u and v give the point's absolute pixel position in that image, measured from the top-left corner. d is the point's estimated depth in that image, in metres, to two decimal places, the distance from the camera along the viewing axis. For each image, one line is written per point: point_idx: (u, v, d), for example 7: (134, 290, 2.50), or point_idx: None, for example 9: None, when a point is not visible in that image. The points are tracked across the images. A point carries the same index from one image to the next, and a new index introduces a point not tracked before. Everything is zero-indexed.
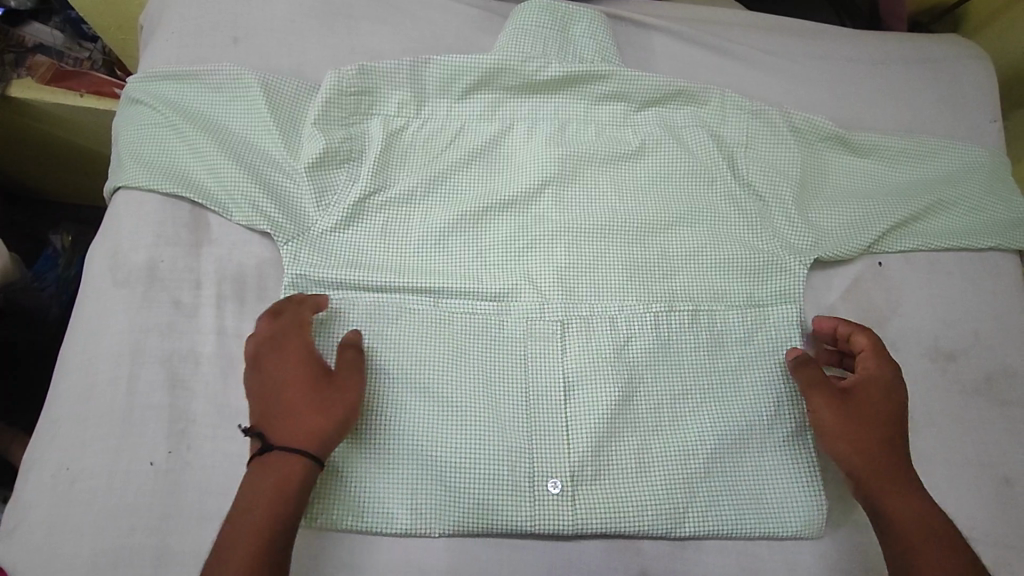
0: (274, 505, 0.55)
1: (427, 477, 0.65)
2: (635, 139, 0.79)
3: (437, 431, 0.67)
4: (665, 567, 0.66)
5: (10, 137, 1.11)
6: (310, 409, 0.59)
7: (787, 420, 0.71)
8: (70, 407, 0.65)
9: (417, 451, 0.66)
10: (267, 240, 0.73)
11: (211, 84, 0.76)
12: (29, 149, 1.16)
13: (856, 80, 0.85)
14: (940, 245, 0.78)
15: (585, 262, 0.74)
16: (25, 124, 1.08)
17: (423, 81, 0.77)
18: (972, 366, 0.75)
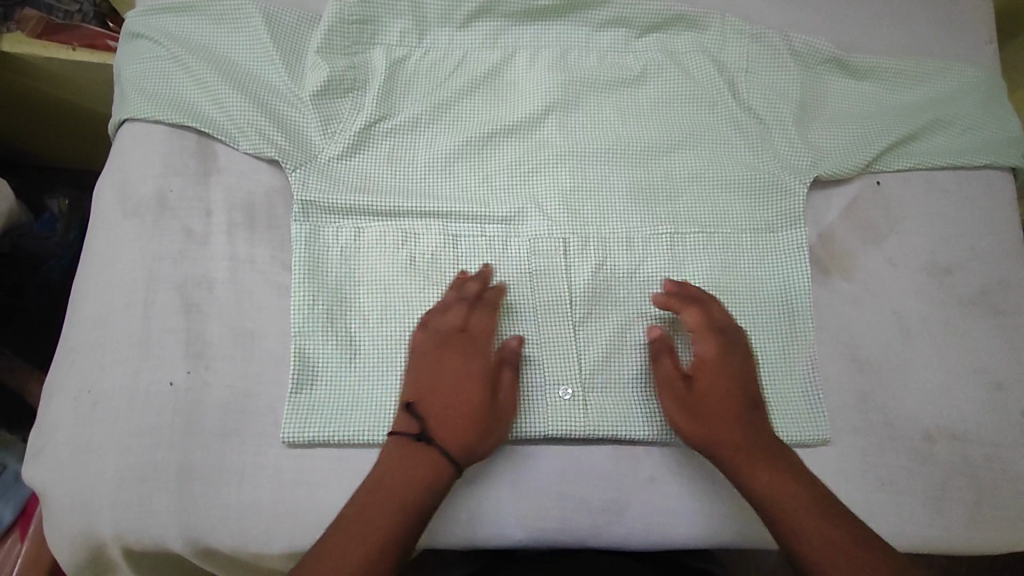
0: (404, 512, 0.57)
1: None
2: (637, 65, 0.80)
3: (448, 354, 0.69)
4: (675, 474, 0.68)
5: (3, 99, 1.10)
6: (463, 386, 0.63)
7: (796, 338, 0.73)
8: (89, 332, 0.66)
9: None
10: (275, 169, 0.73)
11: (212, 15, 0.76)
12: (22, 110, 1.14)
13: (855, 4, 0.86)
14: (936, 163, 0.79)
15: (589, 186, 0.76)
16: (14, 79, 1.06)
17: (425, 9, 0.77)
18: (967, 279, 0.76)
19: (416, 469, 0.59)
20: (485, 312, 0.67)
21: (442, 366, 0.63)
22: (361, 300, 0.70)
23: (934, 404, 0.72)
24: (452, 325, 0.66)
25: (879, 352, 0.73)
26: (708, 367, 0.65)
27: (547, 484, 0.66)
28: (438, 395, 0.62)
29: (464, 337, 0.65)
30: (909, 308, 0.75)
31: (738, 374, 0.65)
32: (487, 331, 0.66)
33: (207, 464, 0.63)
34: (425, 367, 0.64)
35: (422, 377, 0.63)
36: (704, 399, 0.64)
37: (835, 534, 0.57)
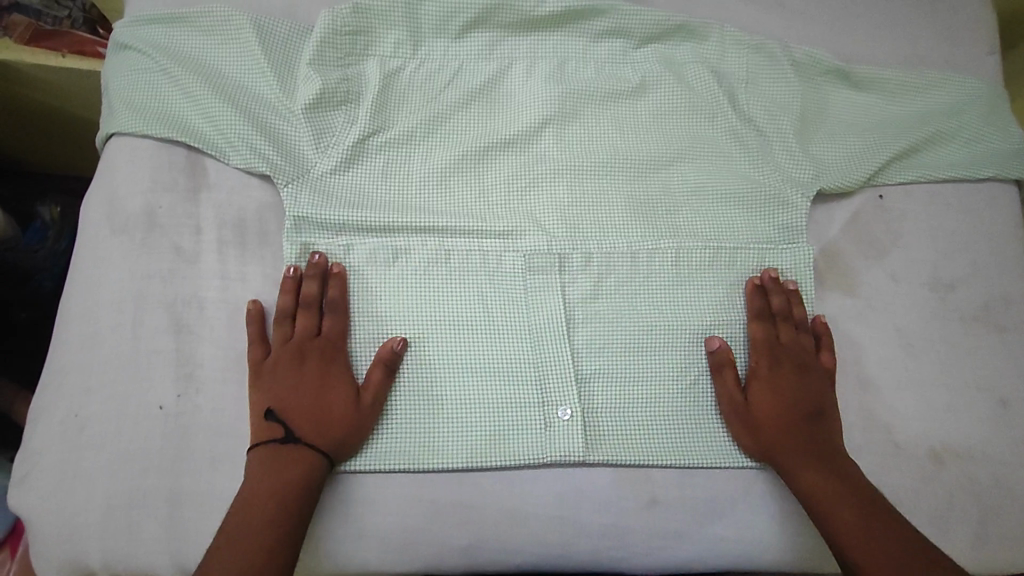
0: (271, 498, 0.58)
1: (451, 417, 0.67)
2: (635, 76, 0.78)
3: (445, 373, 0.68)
4: (676, 496, 0.67)
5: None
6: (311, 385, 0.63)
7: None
8: (75, 353, 0.65)
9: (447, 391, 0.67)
10: (267, 184, 0.71)
11: (201, 26, 0.74)
12: (11, 116, 1.11)
13: (856, 13, 0.84)
14: (939, 176, 0.78)
15: (588, 201, 0.74)
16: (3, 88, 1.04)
17: (420, 20, 0.75)
18: (970, 294, 0.75)
19: (279, 480, 0.59)
20: (339, 310, 0.67)
21: (302, 371, 0.64)
22: (355, 320, 0.68)
23: (938, 422, 0.71)
24: (302, 331, 0.65)
25: (882, 369, 0.72)
26: (776, 377, 0.68)
27: (545, 506, 0.65)
28: (297, 404, 0.63)
29: (318, 343, 0.65)
30: (912, 324, 0.74)
31: (778, 389, 0.68)
32: (346, 335, 0.67)
33: (198, 489, 0.62)
34: (283, 376, 0.63)
35: (284, 384, 0.63)
36: (761, 415, 0.67)
37: (870, 529, 0.58)
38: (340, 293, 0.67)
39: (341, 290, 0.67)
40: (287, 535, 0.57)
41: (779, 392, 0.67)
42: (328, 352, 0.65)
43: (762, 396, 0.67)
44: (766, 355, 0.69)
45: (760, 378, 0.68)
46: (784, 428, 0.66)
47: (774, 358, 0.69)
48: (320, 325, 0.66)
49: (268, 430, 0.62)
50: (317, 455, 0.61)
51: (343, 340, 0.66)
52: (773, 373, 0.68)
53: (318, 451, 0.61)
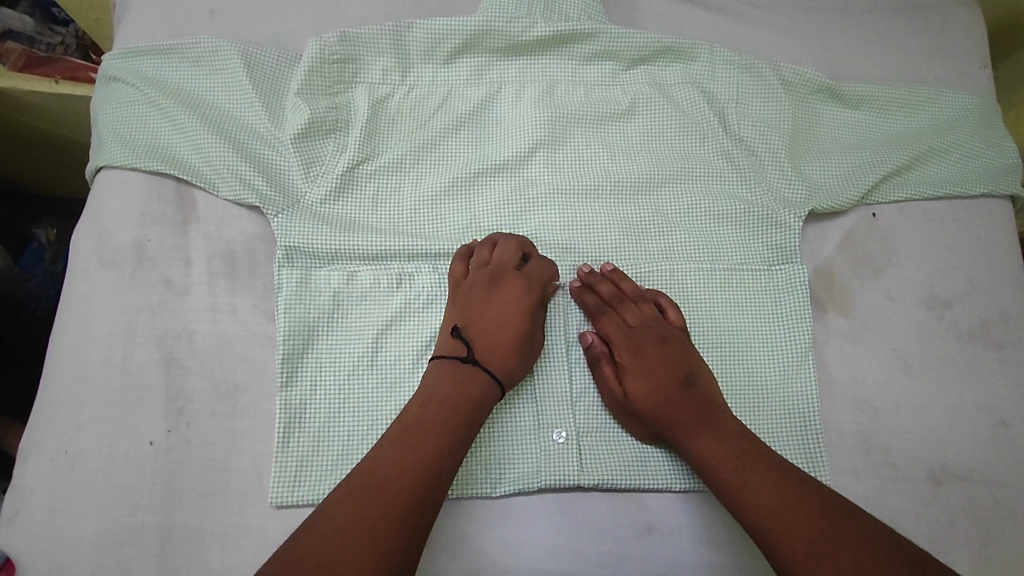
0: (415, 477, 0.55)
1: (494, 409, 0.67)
2: (624, 98, 0.78)
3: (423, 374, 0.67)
4: (673, 524, 0.65)
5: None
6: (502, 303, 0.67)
7: (800, 378, 0.71)
8: (64, 390, 0.64)
9: None
10: (257, 215, 0.71)
11: (190, 58, 0.74)
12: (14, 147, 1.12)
13: (845, 30, 0.84)
14: (933, 193, 0.78)
15: (580, 223, 0.74)
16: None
17: (408, 47, 0.75)
18: (967, 311, 0.75)
19: (454, 387, 0.62)
20: (544, 260, 0.70)
21: (495, 294, 0.68)
22: (347, 347, 0.67)
23: (936, 443, 0.70)
24: (504, 261, 0.69)
25: (879, 390, 0.72)
26: (645, 358, 0.67)
27: (538, 536, 0.64)
28: (484, 321, 0.67)
29: (518, 275, 0.68)
30: (908, 344, 0.73)
31: (644, 372, 0.66)
32: (544, 278, 0.69)
33: (189, 526, 0.61)
34: (476, 297, 0.68)
35: (472, 305, 0.67)
36: (636, 398, 0.66)
37: (798, 518, 0.54)
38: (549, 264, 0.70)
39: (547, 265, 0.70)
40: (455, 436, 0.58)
41: (653, 380, 0.66)
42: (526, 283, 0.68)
43: (636, 383, 0.66)
44: (630, 340, 0.68)
45: (626, 363, 0.67)
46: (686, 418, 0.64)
47: (635, 344, 0.68)
48: (523, 262, 0.70)
49: (450, 347, 0.65)
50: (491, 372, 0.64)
51: (538, 282, 0.69)
52: (643, 361, 0.67)
53: (493, 367, 0.64)
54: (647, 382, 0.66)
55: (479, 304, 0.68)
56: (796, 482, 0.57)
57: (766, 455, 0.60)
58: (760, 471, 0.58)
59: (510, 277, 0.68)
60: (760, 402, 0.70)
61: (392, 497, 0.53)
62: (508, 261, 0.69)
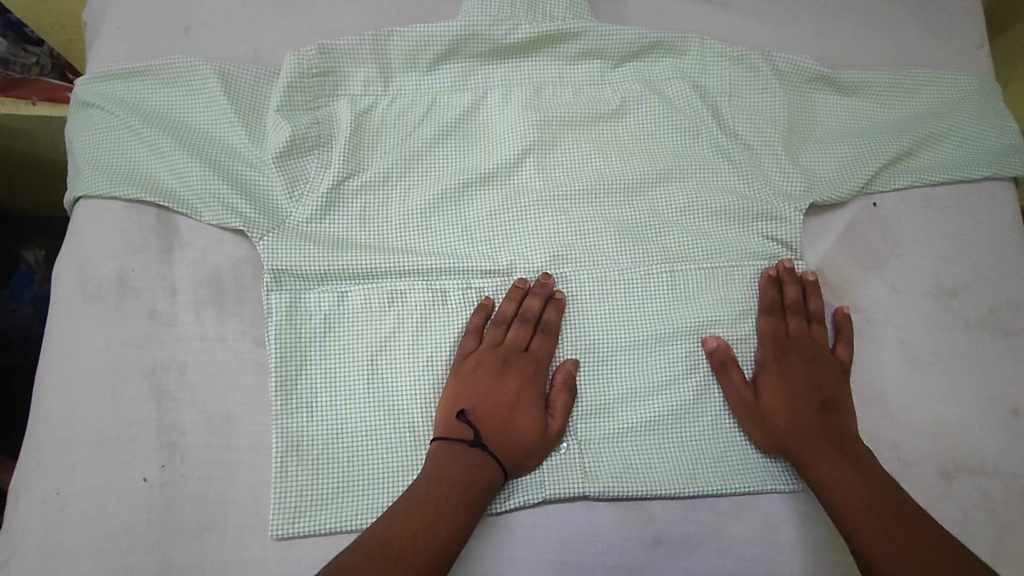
0: (432, 539, 0.55)
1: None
2: (614, 97, 0.76)
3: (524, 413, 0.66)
4: (684, 534, 0.64)
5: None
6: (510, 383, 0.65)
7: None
8: (53, 429, 0.62)
9: None
10: (242, 238, 0.69)
11: (164, 78, 0.72)
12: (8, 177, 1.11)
13: (838, 15, 0.82)
14: (934, 179, 0.76)
15: (574, 230, 0.72)
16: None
17: (388, 55, 0.73)
18: (974, 300, 0.73)
19: (459, 469, 0.60)
20: (552, 334, 0.68)
21: (503, 379, 0.65)
22: (344, 369, 0.66)
23: (949, 436, 0.68)
24: (514, 342, 0.67)
25: (887, 385, 0.70)
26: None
27: (547, 553, 0.62)
28: (493, 408, 0.64)
29: (527, 358, 0.67)
30: (916, 336, 0.72)
31: (789, 382, 0.67)
32: (550, 357, 0.68)
33: (188, 563, 0.59)
34: (482, 380, 0.65)
35: (479, 388, 0.64)
36: (772, 407, 0.66)
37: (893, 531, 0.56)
38: (556, 316, 0.68)
39: (558, 314, 0.68)
40: (462, 518, 0.57)
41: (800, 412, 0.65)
42: (535, 370, 0.66)
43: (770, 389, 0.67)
44: (774, 346, 0.69)
45: (770, 367, 0.68)
46: (795, 419, 0.65)
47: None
48: (531, 340, 0.67)
49: (456, 431, 0.62)
50: (497, 459, 0.61)
51: (546, 363, 0.67)
52: (783, 363, 0.68)
53: (501, 455, 0.62)
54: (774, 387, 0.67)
55: (484, 387, 0.64)
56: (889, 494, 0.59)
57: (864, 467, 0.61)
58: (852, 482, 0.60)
59: (513, 359, 0.66)
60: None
61: (419, 556, 0.54)
62: (520, 343, 0.67)
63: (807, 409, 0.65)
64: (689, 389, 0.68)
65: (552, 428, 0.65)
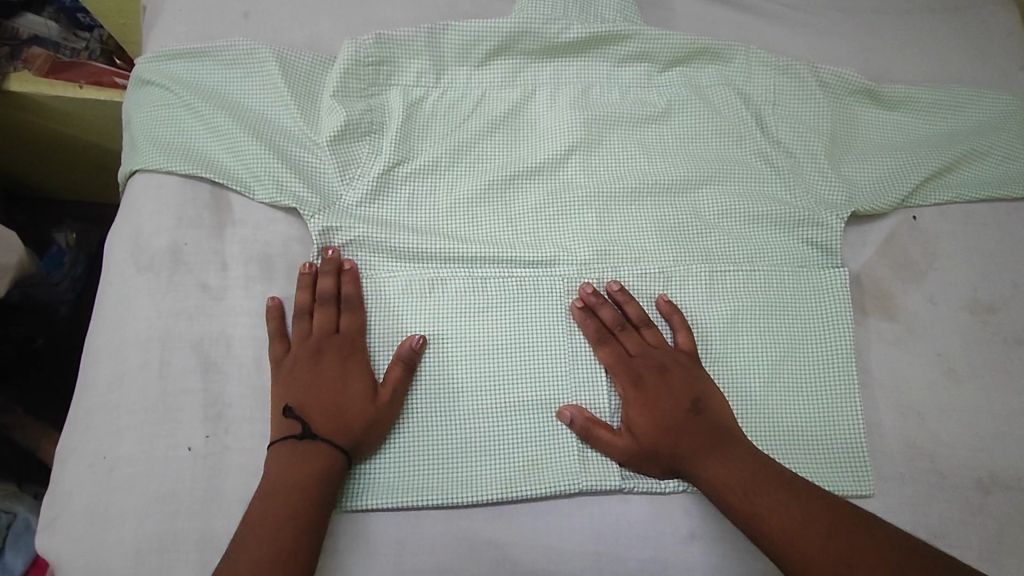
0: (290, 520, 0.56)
1: (531, 414, 0.66)
2: (660, 100, 0.77)
3: (562, 404, 0.67)
4: (719, 532, 0.64)
5: (30, 144, 1.09)
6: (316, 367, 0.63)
7: (844, 381, 0.70)
8: (103, 395, 0.64)
9: (480, 426, 0.66)
10: (292, 218, 0.70)
11: (223, 60, 0.74)
12: (52, 159, 1.14)
13: (882, 31, 0.83)
14: (974, 196, 0.76)
15: (617, 227, 0.73)
16: (10, 115, 1.02)
17: (442, 49, 0.75)
18: (1012, 316, 0.73)
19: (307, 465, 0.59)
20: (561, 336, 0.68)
21: (322, 365, 0.63)
22: (386, 352, 0.67)
23: (985, 450, 0.68)
24: (323, 325, 0.65)
25: (924, 396, 0.70)
26: (647, 390, 0.65)
27: (582, 544, 0.63)
28: (319, 396, 0.61)
29: (338, 340, 0.64)
30: (953, 349, 0.72)
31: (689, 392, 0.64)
32: (361, 332, 0.66)
33: (228, 532, 0.60)
34: (301, 374, 0.62)
35: (312, 378, 0.62)
36: (634, 413, 0.64)
37: (811, 537, 0.55)
38: (353, 289, 0.66)
39: (353, 286, 0.66)
40: (313, 518, 0.57)
41: (658, 415, 0.63)
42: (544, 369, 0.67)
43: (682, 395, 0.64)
44: (691, 356, 0.67)
45: (682, 367, 0.66)
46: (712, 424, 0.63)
47: (634, 373, 0.66)
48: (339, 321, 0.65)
49: (288, 420, 0.61)
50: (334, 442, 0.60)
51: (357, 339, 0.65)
52: (672, 377, 0.65)
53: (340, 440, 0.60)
54: (667, 389, 0.64)
55: (305, 375, 0.62)
56: (811, 500, 0.58)
57: (776, 472, 0.60)
58: (770, 492, 0.58)
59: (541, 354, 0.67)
60: (801, 407, 0.69)
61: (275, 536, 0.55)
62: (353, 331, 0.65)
63: (718, 419, 0.63)
64: (726, 388, 0.68)
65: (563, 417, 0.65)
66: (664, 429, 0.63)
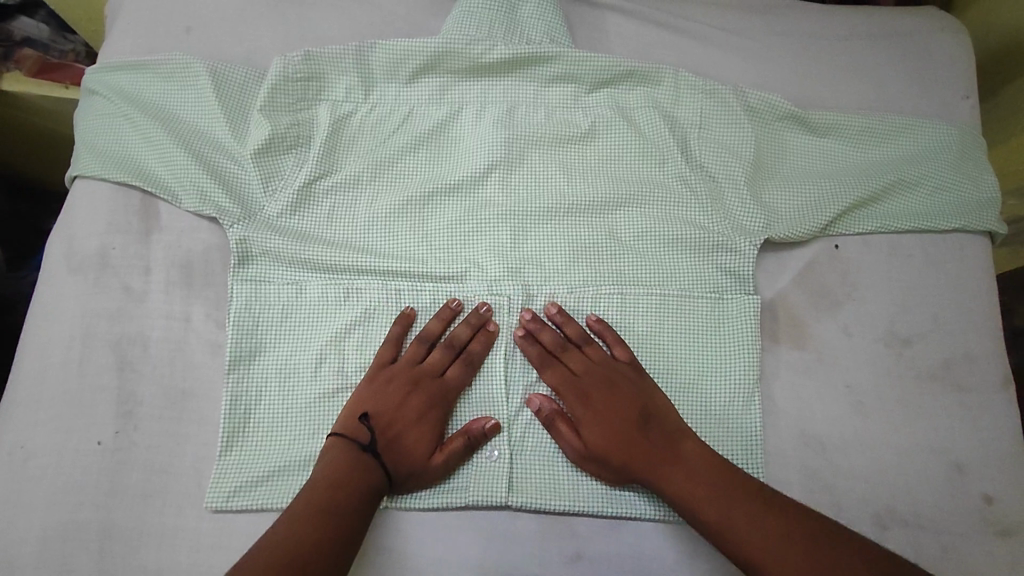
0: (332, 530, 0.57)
1: None
2: (584, 121, 0.78)
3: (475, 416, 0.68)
4: (604, 552, 0.65)
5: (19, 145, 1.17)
6: (390, 392, 0.66)
7: (747, 409, 0.69)
8: (25, 388, 0.67)
9: None
10: (216, 226, 0.73)
11: (162, 73, 0.77)
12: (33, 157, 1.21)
13: (819, 56, 0.83)
14: (899, 227, 0.75)
15: (531, 245, 0.74)
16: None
17: (370, 66, 0.77)
18: (929, 351, 0.72)
19: (358, 475, 0.61)
20: (472, 366, 0.69)
21: (411, 398, 0.66)
22: (292, 360, 0.69)
23: (887, 485, 0.68)
24: (432, 365, 0.68)
25: (829, 427, 0.70)
26: (597, 406, 0.67)
27: (467, 555, 0.64)
28: (396, 422, 0.65)
29: (438, 382, 0.68)
30: (863, 381, 0.71)
31: (607, 421, 0.66)
32: (461, 390, 0.69)
33: (129, 525, 0.63)
34: (392, 392, 0.66)
35: (387, 402, 0.66)
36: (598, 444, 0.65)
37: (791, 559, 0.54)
38: (483, 347, 0.69)
39: (484, 346, 0.70)
40: (349, 515, 0.58)
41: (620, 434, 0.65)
42: (443, 396, 0.67)
43: (609, 421, 0.66)
44: (598, 380, 0.68)
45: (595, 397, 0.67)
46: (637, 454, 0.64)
47: (579, 392, 0.67)
48: (427, 355, 0.69)
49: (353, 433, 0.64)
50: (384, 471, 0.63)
51: (455, 393, 0.68)
52: (591, 406, 0.67)
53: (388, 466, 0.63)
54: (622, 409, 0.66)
55: (393, 400, 0.66)
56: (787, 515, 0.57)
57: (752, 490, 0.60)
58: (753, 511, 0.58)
59: (440, 382, 0.68)
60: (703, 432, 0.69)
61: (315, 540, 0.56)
62: (434, 368, 0.68)
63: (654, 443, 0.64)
64: None
65: (436, 461, 0.65)
66: (616, 440, 0.65)
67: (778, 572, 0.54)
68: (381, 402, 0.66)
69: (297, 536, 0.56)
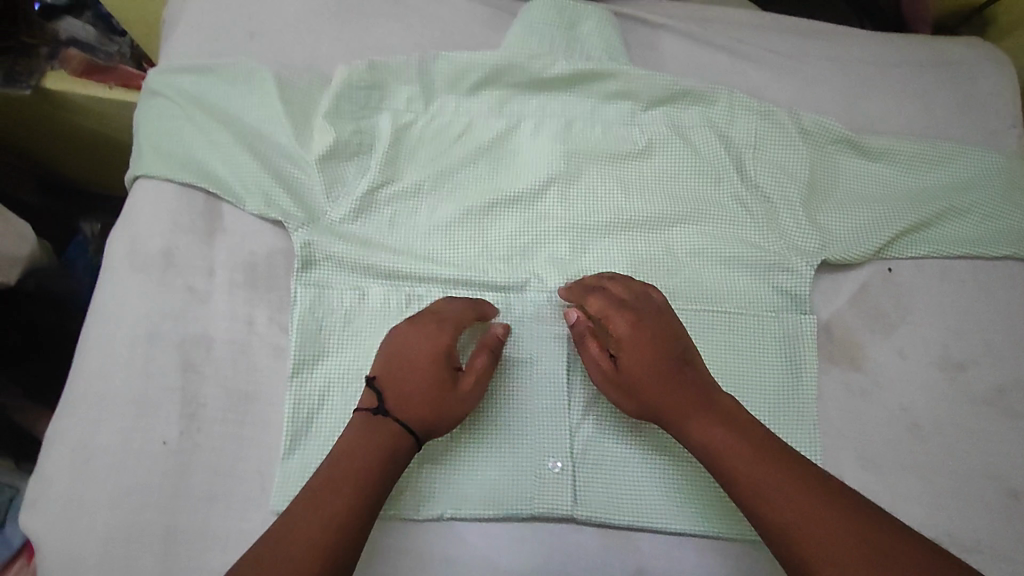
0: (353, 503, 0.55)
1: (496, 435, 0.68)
2: (641, 138, 0.79)
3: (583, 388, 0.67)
4: (664, 567, 0.65)
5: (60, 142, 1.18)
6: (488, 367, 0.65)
7: (805, 428, 0.70)
8: (88, 385, 0.67)
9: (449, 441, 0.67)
10: (279, 231, 0.74)
11: (225, 77, 0.78)
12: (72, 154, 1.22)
13: (869, 82, 0.84)
14: (951, 253, 0.76)
15: (588, 258, 0.75)
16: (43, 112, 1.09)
17: (431, 77, 0.79)
18: (983, 376, 0.73)
19: (385, 448, 0.59)
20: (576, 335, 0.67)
21: None
22: (358, 364, 0.69)
23: (945, 509, 0.68)
24: None
25: (885, 449, 0.70)
26: (638, 334, 0.64)
27: (529, 567, 0.64)
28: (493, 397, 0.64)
29: None
30: (918, 404, 0.72)
31: (645, 347, 0.63)
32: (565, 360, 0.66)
33: (192, 526, 0.63)
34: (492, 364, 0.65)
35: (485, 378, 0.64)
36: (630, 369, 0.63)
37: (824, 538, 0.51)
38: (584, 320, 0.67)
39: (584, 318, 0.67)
40: (375, 490, 0.57)
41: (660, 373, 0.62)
42: None
43: (648, 348, 0.63)
44: (644, 316, 0.65)
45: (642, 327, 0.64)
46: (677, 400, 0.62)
47: (624, 320, 0.65)
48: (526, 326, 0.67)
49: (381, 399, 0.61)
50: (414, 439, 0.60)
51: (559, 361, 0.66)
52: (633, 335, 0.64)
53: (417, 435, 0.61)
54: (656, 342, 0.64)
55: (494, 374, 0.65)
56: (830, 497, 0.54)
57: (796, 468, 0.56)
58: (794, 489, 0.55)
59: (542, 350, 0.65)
60: None
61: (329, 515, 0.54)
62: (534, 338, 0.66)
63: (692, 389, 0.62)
64: None
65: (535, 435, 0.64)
66: (655, 369, 0.62)
67: (817, 553, 0.51)
68: (415, 370, 0.62)
69: (322, 521, 0.53)
